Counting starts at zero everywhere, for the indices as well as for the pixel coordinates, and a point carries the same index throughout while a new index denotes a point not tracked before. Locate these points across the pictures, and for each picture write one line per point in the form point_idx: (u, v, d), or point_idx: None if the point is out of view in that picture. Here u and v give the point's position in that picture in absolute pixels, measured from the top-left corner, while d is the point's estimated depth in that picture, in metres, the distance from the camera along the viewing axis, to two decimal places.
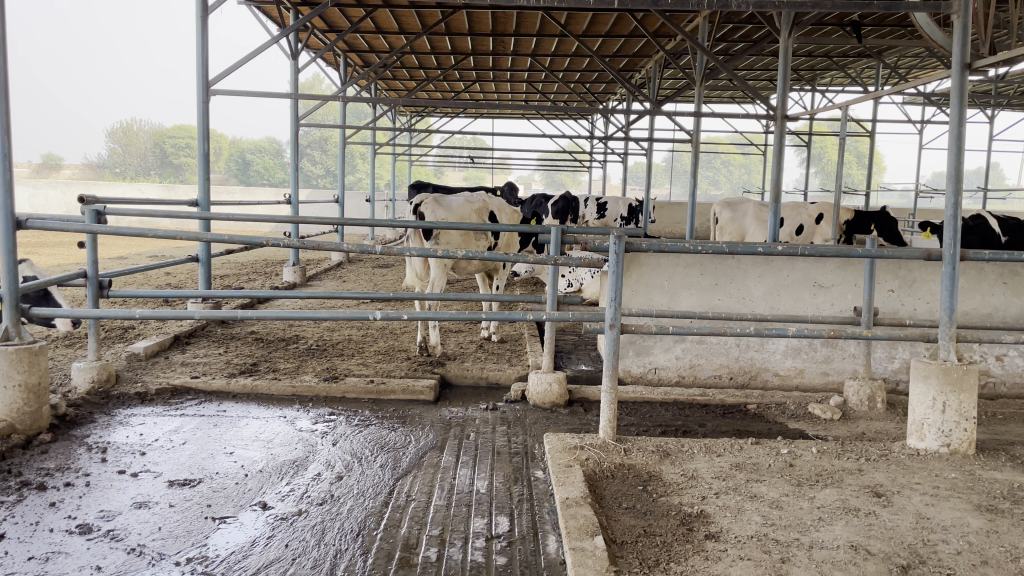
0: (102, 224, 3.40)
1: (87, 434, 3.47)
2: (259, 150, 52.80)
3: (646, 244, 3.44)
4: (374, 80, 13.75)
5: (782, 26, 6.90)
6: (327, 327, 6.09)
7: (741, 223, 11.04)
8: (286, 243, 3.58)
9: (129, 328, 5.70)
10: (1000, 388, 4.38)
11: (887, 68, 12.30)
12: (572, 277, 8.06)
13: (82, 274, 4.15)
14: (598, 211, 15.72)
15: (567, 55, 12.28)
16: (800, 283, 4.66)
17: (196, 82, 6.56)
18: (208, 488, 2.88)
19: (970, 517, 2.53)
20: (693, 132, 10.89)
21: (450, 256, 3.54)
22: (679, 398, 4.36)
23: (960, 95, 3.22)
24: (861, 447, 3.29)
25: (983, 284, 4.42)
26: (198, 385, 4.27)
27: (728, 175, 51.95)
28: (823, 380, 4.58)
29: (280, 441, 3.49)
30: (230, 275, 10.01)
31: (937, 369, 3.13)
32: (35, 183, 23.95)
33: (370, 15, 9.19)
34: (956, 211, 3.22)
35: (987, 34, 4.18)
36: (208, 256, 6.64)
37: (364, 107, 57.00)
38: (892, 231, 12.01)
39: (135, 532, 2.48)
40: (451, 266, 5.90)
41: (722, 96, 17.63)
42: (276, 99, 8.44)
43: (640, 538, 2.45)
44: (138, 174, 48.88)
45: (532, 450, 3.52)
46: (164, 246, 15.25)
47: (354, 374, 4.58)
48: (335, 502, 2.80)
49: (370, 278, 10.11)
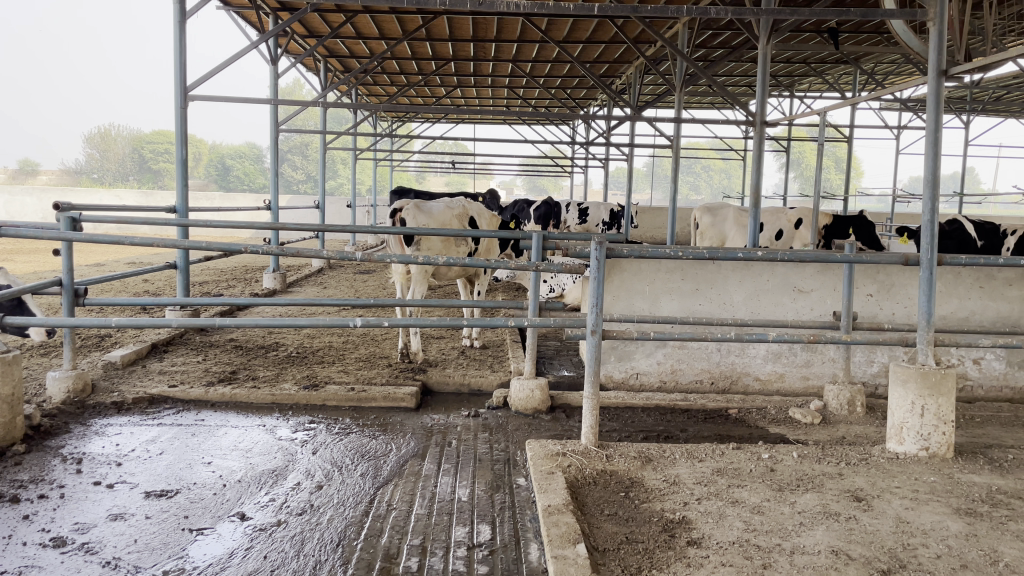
0: (76, 231, 3.28)
1: (61, 445, 3.38)
2: (240, 155, 52.34)
3: (626, 250, 3.44)
4: (355, 85, 13.70)
5: (761, 33, 6.98)
6: (307, 334, 6.03)
7: (722, 229, 11.12)
8: (266, 249, 3.50)
9: (104, 337, 5.59)
10: (977, 392, 4.44)
11: (864, 75, 12.45)
12: (554, 282, 8.05)
13: (57, 282, 4.06)
14: (580, 216, 15.78)
15: (548, 60, 12.31)
16: (779, 288, 4.69)
17: (173, 86, 6.48)
18: (186, 499, 2.82)
19: (950, 521, 2.55)
20: (674, 137, 10.93)
21: (430, 263, 3.49)
22: (660, 404, 4.36)
23: (935, 100, 3.26)
24: (841, 451, 3.31)
25: (960, 288, 4.48)
26: (176, 393, 4.20)
27: (709, 181, 52.44)
28: (803, 384, 4.61)
29: (259, 450, 3.44)
30: (209, 281, 9.90)
31: (915, 373, 3.16)
32: (10, 189, 23.44)
33: (350, 20, 9.15)
34: (932, 216, 3.26)
35: (962, 41, 4.25)
36: (186, 262, 6.55)
37: (345, 111, 56.56)
38: (870, 235, 12.15)
39: (110, 544, 2.41)
40: (432, 272, 5.85)
41: (702, 102, 17.77)
42: (256, 104, 8.37)
43: (622, 546, 2.44)
44: (116, 179, 48.23)
45: (514, 457, 3.50)
46: (143, 253, 15.00)
47: (335, 382, 4.53)
48: (315, 512, 2.76)
49: (352, 284, 10.03)
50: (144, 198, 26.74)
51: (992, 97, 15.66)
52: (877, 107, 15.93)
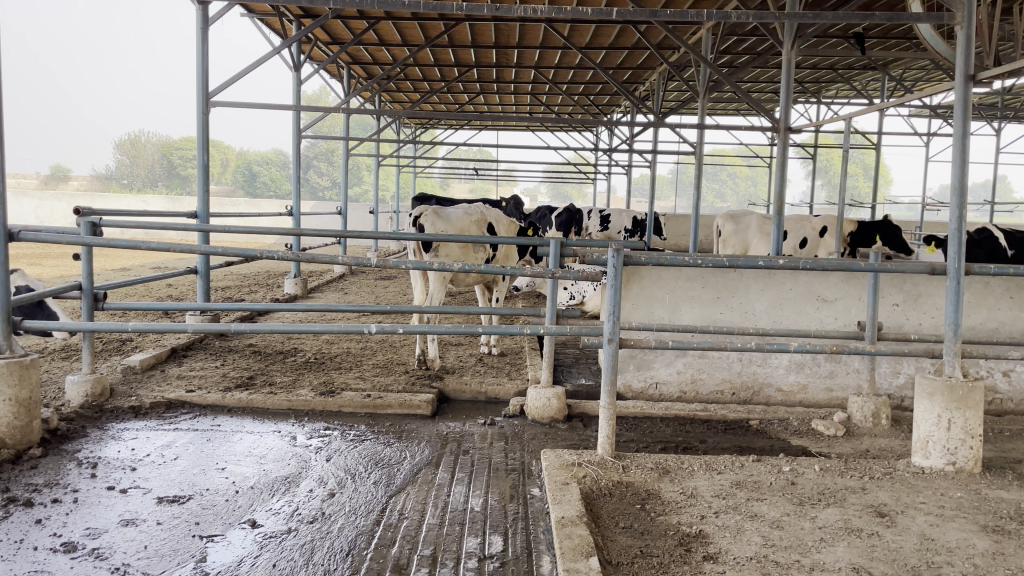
0: (95, 237, 3.30)
1: (78, 449, 3.43)
2: (266, 162, 53.14)
3: (645, 257, 3.39)
4: (377, 92, 13.82)
5: (785, 38, 6.90)
6: (325, 340, 6.07)
7: (745, 237, 10.98)
8: (283, 255, 3.49)
9: (126, 341, 5.68)
10: (1008, 405, 4.29)
11: (892, 80, 12.25)
12: (574, 290, 8.00)
13: (77, 286, 4.12)
14: (601, 223, 15.69)
15: (570, 67, 12.31)
16: (803, 297, 4.59)
17: (196, 92, 6.59)
18: (198, 505, 2.83)
19: (976, 539, 2.46)
20: (696, 143, 10.77)
21: (446, 268, 3.46)
22: (679, 414, 4.30)
23: (963, 106, 3.17)
24: (864, 464, 3.21)
25: (990, 298, 4.35)
26: (193, 398, 4.23)
27: (733, 188, 52.01)
28: (826, 396, 4.50)
29: (274, 456, 3.45)
30: (232, 287, 10.03)
31: (942, 386, 3.06)
32: (42, 194, 24.05)
33: (372, 26, 9.24)
34: (961, 225, 3.16)
35: (991, 45, 4.15)
36: (207, 267, 6.62)
37: (369, 118, 57.18)
38: (898, 242, 11.89)
39: (120, 550, 2.43)
40: (450, 278, 5.84)
41: (726, 108, 17.61)
42: (278, 111, 8.48)
43: (636, 559, 2.39)
44: (145, 185, 49.19)
45: (529, 466, 3.46)
46: (167, 258, 15.22)
47: (351, 388, 4.52)
48: (326, 520, 2.74)
49: (373, 291, 10.08)
50: (171, 203, 27.31)
51: None
52: (906, 114, 15.64)
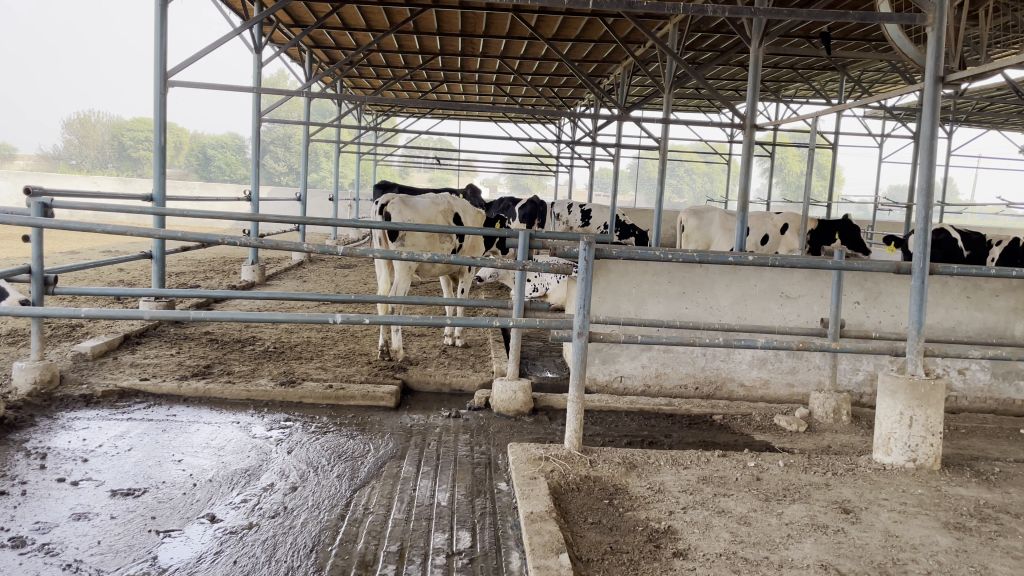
0: (49, 218, 3.10)
1: (26, 438, 3.24)
2: (222, 146, 51.74)
3: (616, 251, 3.36)
4: (340, 76, 13.52)
5: (754, 36, 6.97)
6: (285, 329, 5.90)
7: (707, 232, 11.11)
8: (245, 241, 3.30)
9: (75, 326, 5.42)
10: (962, 402, 4.44)
11: (850, 81, 12.54)
12: (538, 282, 8.00)
13: (27, 269, 3.90)
14: (583, 217, 15.55)
15: (536, 58, 12.25)
16: (766, 293, 4.65)
17: (153, 71, 6.30)
18: (154, 499, 2.69)
19: (939, 535, 2.51)
20: (660, 138, 10.82)
21: (413, 258, 3.35)
22: (645, 408, 4.30)
23: (933, 109, 3.23)
24: (828, 460, 3.26)
25: (947, 298, 4.47)
26: (147, 387, 4.05)
27: (693, 184, 52.80)
28: (788, 392, 4.57)
29: (232, 448, 3.32)
30: (186, 272, 9.67)
31: (905, 383, 3.12)
32: None
33: (337, 9, 8.99)
34: (926, 224, 3.22)
35: (957, 49, 4.25)
36: (162, 252, 6.36)
37: (330, 104, 56.35)
38: (856, 240, 12.20)
39: (72, 546, 2.29)
40: (416, 268, 5.74)
41: (689, 104, 17.81)
42: (238, 93, 8.22)
43: (607, 556, 2.36)
44: (94, 166, 47.29)
45: (495, 460, 3.42)
46: (117, 242, 14.62)
47: (313, 379, 4.40)
48: (288, 515, 2.65)
49: (333, 279, 9.87)
50: (121, 184, 26.35)
51: (975, 108, 16.00)
52: (862, 115, 16.05)
